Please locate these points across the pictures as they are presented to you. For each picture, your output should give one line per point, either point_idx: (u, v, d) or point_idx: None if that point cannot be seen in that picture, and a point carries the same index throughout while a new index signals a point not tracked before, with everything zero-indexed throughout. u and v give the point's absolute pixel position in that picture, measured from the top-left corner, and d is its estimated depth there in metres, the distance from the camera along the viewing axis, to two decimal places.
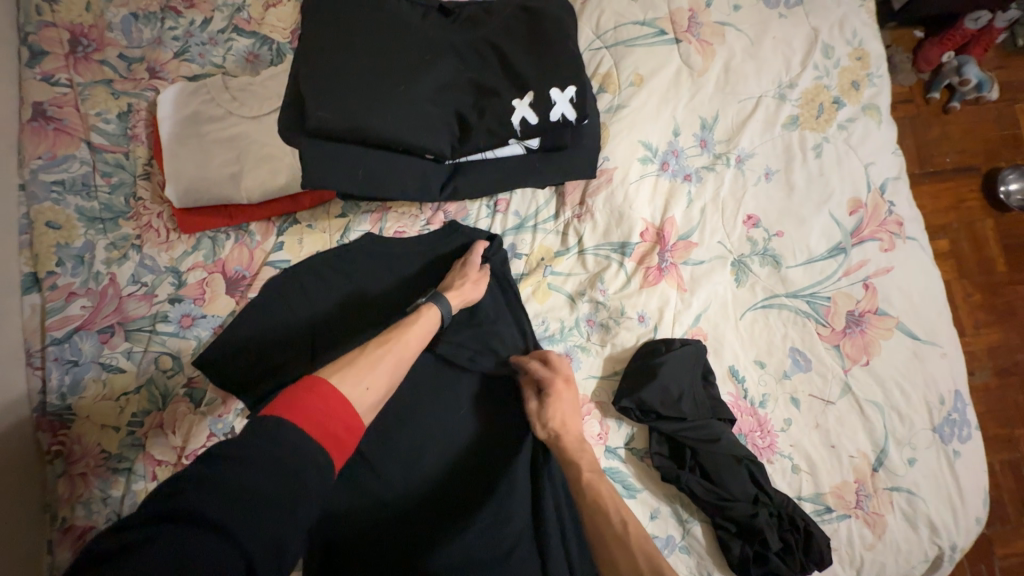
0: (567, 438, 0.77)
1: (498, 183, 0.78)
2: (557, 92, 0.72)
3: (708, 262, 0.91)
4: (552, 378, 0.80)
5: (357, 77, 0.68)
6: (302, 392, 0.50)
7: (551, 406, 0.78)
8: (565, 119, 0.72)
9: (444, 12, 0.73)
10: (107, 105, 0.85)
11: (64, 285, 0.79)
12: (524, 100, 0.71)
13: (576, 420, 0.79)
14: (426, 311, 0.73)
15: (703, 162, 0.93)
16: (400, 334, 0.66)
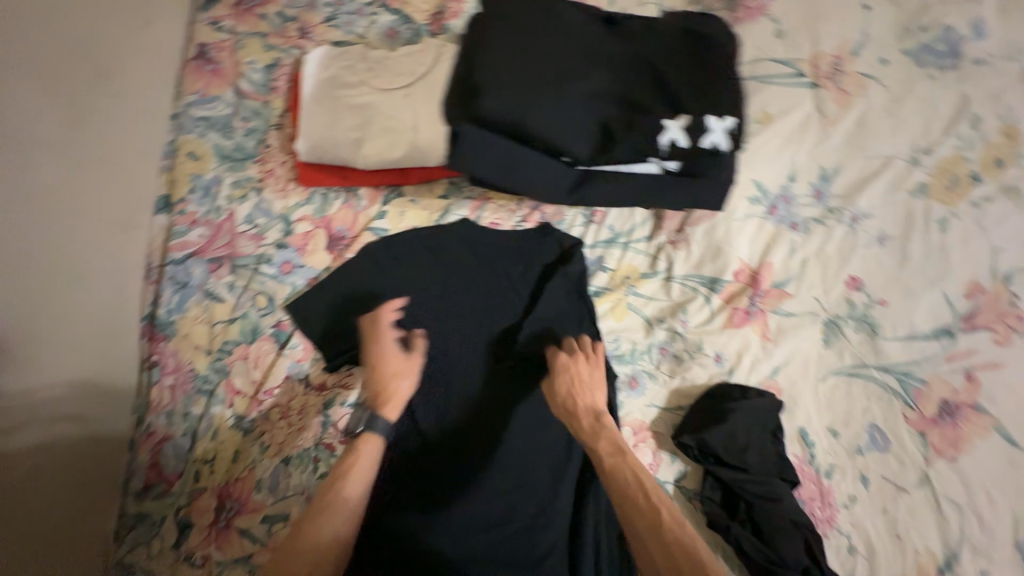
0: (584, 421, 0.70)
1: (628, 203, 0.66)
2: (716, 119, 0.65)
3: (799, 315, 0.88)
4: (567, 360, 0.75)
5: (507, 78, 0.65)
6: None
7: (561, 384, 0.74)
8: (717, 149, 0.64)
9: (609, 22, 0.70)
10: (259, 56, 0.92)
11: (190, 213, 0.86)
12: (675, 121, 0.65)
13: (593, 397, 0.72)
14: (365, 443, 0.67)
15: (815, 213, 0.89)
16: (337, 490, 0.63)
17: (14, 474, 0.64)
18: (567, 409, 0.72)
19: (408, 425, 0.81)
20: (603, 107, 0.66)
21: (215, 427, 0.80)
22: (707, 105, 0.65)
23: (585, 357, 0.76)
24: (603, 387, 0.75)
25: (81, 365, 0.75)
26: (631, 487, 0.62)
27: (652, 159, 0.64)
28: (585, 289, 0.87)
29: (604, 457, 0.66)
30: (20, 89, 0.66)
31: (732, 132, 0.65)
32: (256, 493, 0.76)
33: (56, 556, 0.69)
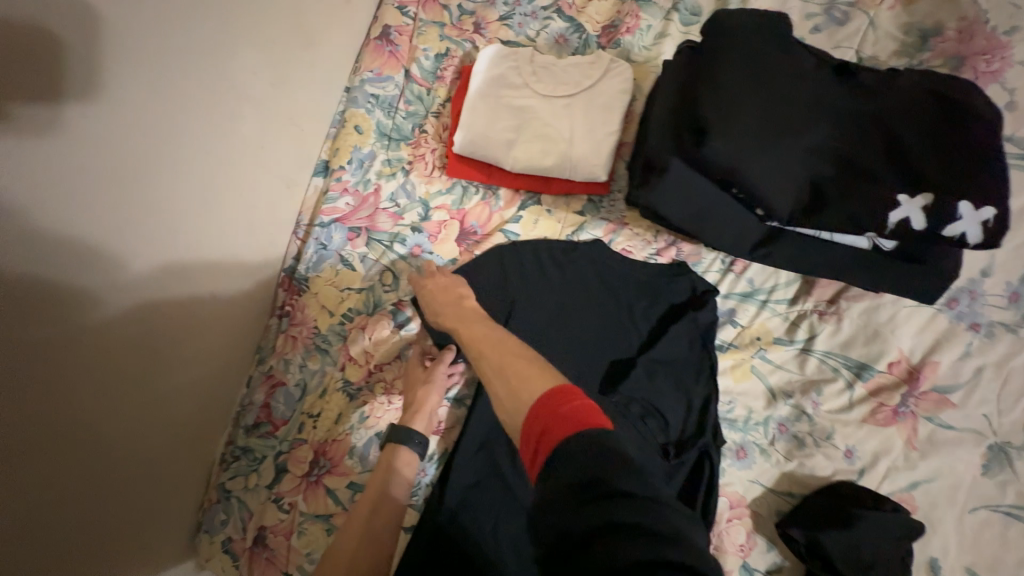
0: (440, 314, 0.76)
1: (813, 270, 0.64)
2: (969, 208, 0.54)
3: (959, 430, 0.76)
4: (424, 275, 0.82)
5: (744, 115, 0.57)
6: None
7: (425, 286, 0.81)
8: (960, 242, 0.54)
9: (839, 71, 0.61)
10: (434, 44, 0.95)
11: (343, 181, 0.91)
12: (914, 199, 0.55)
13: (455, 286, 0.79)
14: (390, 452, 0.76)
15: (1005, 318, 0.76)
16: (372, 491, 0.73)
17: (167, 388, 0.73)
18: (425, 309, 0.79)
19: (499, 431, 0.81)
20: (820, 168, 0.58)
21: (325, 385, 0.84)
22: (963, 185, 0.54)
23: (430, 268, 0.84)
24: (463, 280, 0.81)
25: (220, 303, 0.80)
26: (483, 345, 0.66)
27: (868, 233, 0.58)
28: (709, 341, 0.81)
29: (463, 332, 0.70)
30: (239, 48, 0.74)
31: (986, 226, 0.54)
32: (348, 458, 0.79)
33: (167, 471, 0.76)
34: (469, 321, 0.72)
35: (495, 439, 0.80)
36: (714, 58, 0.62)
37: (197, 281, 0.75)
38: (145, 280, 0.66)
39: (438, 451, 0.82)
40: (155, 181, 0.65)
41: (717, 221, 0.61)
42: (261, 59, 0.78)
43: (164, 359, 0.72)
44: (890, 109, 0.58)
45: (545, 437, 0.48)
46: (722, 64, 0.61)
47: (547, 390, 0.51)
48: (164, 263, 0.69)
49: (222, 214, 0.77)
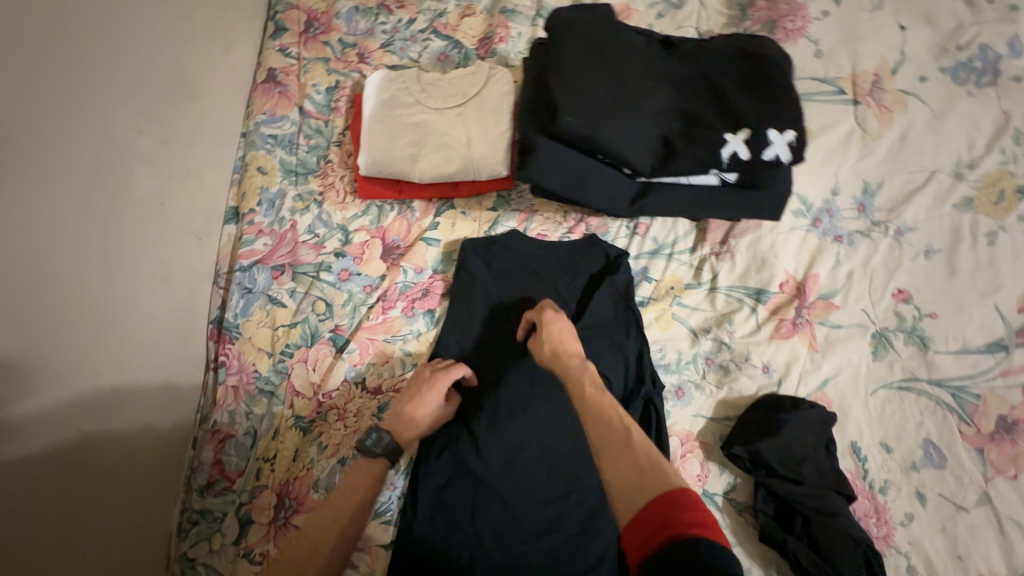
0: (555, 345, 0.74)
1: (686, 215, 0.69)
2: (778, 132, 0.64)
3: (847, 327, 0.88)
4: (539, 312, 0.79)
5: (590, 92, 0.66)
6: None
7: (548, 321, 0.77)
8: (778, 161, 0.65)
9: (665, 45, 0.72)
10: (322, 79, 0.99)
11: (257, 223, 0.91)
12: (737, 135, 0.65)
13: (570, 342, 0.75)
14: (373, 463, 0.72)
15: (859, 226, 0.91)
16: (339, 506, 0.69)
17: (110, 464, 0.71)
18: (535, 339, 0.77)
19: (458, 428, 0.84)
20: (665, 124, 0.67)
21: (275, 426, 0.83)
22: (768, 117, 0.65)
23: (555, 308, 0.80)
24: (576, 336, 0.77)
25: (147, 378, 0.78)
26: (606, 403, 0.63)
27: (712, 170, 0.66)
28: (631, 299, 0.89)
29: (586, 389, 0.66)
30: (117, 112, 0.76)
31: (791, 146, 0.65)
32: (314, 492, 0.78)
33: (130, 548, 0.74)
34: (578, 359, 0.71)
35: (456, 436, 0.83)
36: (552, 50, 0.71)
37: (109, 365, 0.73)
38: (66, 395, 0.67)
39: (406, 464, 0.84)
40: (45, 267, 0.66)
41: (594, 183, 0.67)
42: (143, 116, 0.80)
43: (107, 437, 0.71)
44: (706, 73, 0.69)
45: (656, 537, 0.47)
46: (560, 54, 0.69)
47: (669, 486, 0.50)
48: (69, 361, 0.68)
49: (128, 288, 0.77)
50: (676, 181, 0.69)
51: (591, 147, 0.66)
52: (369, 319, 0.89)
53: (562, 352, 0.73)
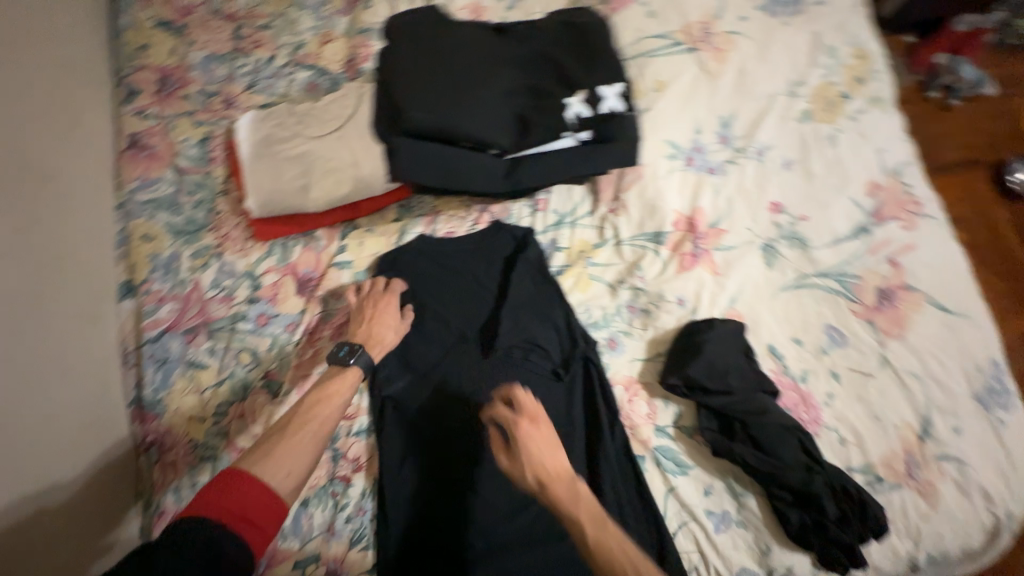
0: (540, 471, 0.64)
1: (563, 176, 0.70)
2: (606, 87, 0.72)
3: (739, 247, 0.97)
4: (512, 428, 0.67)
5: (435, 90, 0.71)
6: (218, 488, 0.59)
7: (524, 440, 0.66)
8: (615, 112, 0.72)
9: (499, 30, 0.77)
10: (191, 132, 0.97)
11: (155, 291, 0.88)
12: (575, 97, 0.72)
13: (553, 460, 0.66)
14: (347, 371, 0.75)
15: (726, 156, 1.01)
16: (317, 409, 0.69)
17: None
18: (512, 463, 0.66)
19: (415, 435, 0.85)
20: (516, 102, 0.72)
21: None
22: (598, 74, 0.73)
23: (527, 416, 0.69)
24: (558, 443, 0.68)
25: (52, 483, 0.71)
26: (612, 546, 0.59)
27: (566, 131, 0.71)
28: (546, 271, 0.94)
29: (587, 531, 0.61)
30: None
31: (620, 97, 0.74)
32: (283, 542, 0.79)
33: None
34: (566, 487, 0.63)
35: (413, 444, 0.84)
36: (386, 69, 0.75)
37: (26, 479, 0.68)
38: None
39: (369, 486, 0.83)
40: None
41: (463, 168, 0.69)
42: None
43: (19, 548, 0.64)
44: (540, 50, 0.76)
45: None
46: (395, 70, 0.74)
47: None
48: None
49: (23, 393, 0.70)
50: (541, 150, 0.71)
51: (457, 138, 0.69)
52: (299, 355, 0.87)
53: (549, 481, 0.64)
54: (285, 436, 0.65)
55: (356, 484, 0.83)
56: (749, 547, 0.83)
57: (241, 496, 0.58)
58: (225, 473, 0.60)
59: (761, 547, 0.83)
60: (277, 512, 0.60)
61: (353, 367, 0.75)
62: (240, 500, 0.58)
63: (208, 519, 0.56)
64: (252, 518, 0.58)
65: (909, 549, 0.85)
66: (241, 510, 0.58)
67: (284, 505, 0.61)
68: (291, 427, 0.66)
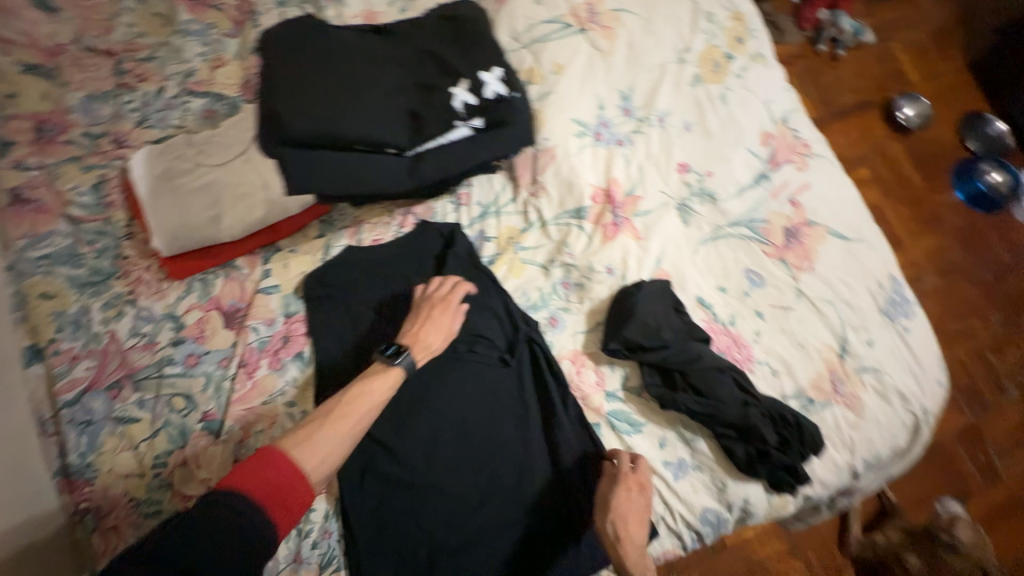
0: (624, 522, 0.79)
1: (463, 165, 0.73)
2: (486, 73, 0.76)
3: (656, 211, 1.02)
4: (619, 474, 0.82)
5: (319, 98, 0.72)
6: (254, 466, 0.65)
7: (622, 490, 0.81)
8: (500, 96, 0.76)
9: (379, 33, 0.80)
10: (82, 178, 0.91)
11: (66, 350, 0.82)
12: (459, 86, 0.75)
13: (637, 534, 0.79)
14: (390, 369, 0.79)
15: (631, 127, 1.06)
16: (357, 404, 0.75)
17: None
18: (602, 504, 0.81)
19: (371, 447, 0.84)
20: (404, 98, 0.75)
21: None
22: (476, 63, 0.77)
23: (636, 480, 0.82)
24: (645, 520, 0.81)
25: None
26: None
27: (457, 121, 0.74)
28: (478, 262, 0.96)
29: None
30: None
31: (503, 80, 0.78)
32: None
33: None
34: (637, 552, 0.78)
35: (371, 455, 0.84)
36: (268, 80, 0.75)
37: None
38: None
39: (332, 506, 0.82)
40: None
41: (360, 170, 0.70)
42: None
43: None
44: (423, 47, 0.79)
45: None
46: (276, 79, 0.74)
47: None
48: None
49: None
50: (438, 142, 0.74)
51: (351, 140, 0.71)
52: (237, 390, 0.84)
53: (627, 537, 0.78)
54: (325, 426, 0.72)
55: (318, 508, 0.81)
56: (708, 488, 0.88)
57: (277, 476, 0.65)
58: (267, 453, 0.67)
59: (718, 485, 0.88)
60: (303, 500, 0.67)
61: (398, 366, 0.79)
62: (276, 482, 0.65)
63: (248, 493, 0.63)
64: (283, 502, 0.65)
65: (846, 458, 0.93)
66: (277, 490, 0.65)
67: (310, 492, 0.68)
68: (333, 417, 0.73)
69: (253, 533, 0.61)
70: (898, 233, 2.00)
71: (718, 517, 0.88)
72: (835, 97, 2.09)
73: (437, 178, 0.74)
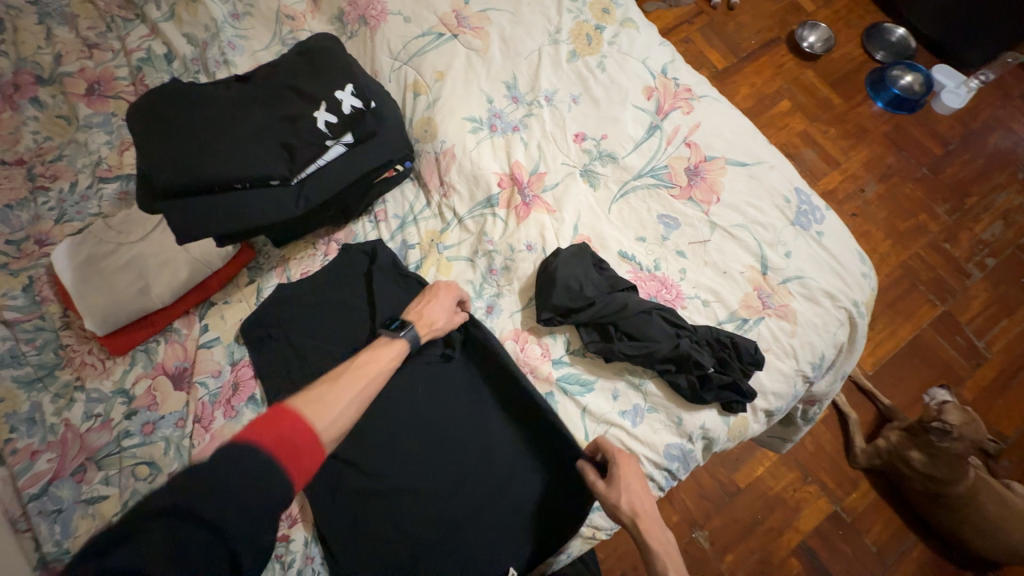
0: (632, 502, 0.82)
1: (344, 177, 0.89)
2: (340, 93, 0.89)
3: (563, 182, 1.07)
4: (612, 458, 0.85)
5: (191, 151, 0.83)
6: (268, 421, 0.66)
7: (620, 472, 0.83)
8: (357, 108, 0.90)
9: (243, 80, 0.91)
10: (12, 283, 0.94)
11: (24, 447, 0.83)
12: (320, 109, 0.89)
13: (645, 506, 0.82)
14: (392, 343, 0.85)
15: (523, 112, 1.11)
16: (369, 366, 0.80)
17: None
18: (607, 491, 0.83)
19: (337, 465, 0.88)
20: (275, 133, 0.86)
21: None
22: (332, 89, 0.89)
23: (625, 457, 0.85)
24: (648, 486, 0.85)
25: None
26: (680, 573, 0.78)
27: (327, 141, 0.88)
28: (402, 269, 1.00)
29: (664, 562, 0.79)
30: None
31: (357, 95, 0.91)
32: None
33: None
34: (655, 524, 0.81)
35: (339, 472, 0.87)
36: (142, 146, 0.84)
37: None
38: None
39: (310, 533, 0.85)
40: None
41: (249, 206, 0.83)
42: None
43: None
44: (285, 86, 0.90)
45: None
46: (149, 143, 0.84)
47: None
48: None
49: None
50: (317, 165, 0.89)
51: (229, 181, 0.82)
52: (196, 445, 0.86)
53: (641, 509, 0.82)
54: (341, 382, 0.76)
55: (297, 538, 0.84)
56: (666, 425, 0.92)
57: (291, 432, 0.66)
58: (279, 409, 0.68)
59: (674, 420, 0.92)
60: (315, 460, 0.67)
61: (399, 339, 0.86)
62: (290, 436, 0.66)
63: (262, 446, 0.63)
64: (296, 458, 0.65)
65: (791, 365, 0.98)
66: (283, 443, 0.65)
67: (321, 450, 0.68)
68: (350, 376, 0.77)
69: (270, 482, 0.62)
70: (831, 152, 2.06)
71: (683, 450, 0.92)
72: (741, 41, 2.18)
73: (322, 199, 0.88)
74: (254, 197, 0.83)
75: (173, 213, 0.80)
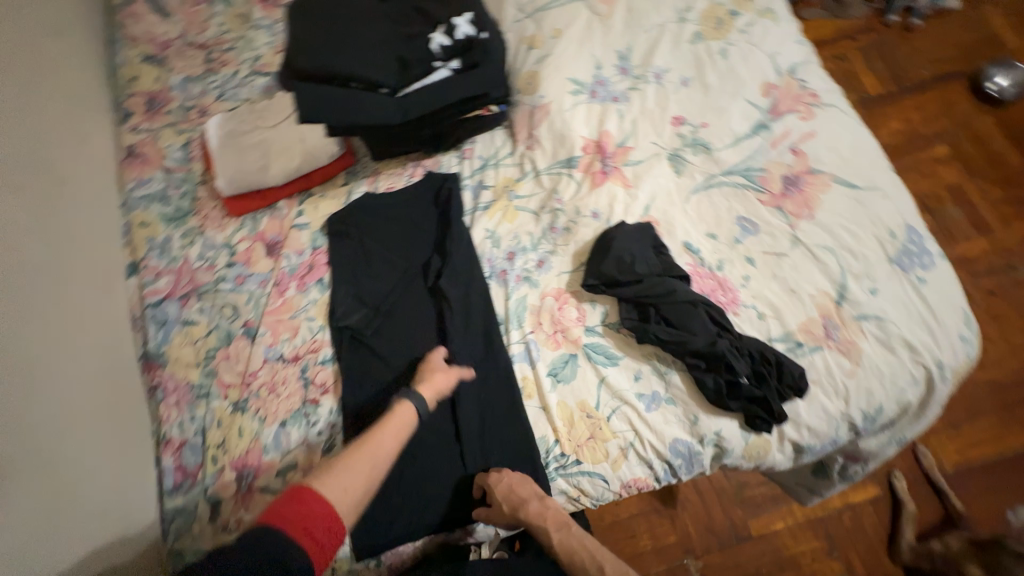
0: (513, 500, 0.85)
1: (438, 98, 0.98)
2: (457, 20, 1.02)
3: (647, 160, 1.06)
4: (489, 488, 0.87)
5: (327, 46, 1.00)
6: (286, 500, 0.70)
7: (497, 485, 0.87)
8: (468, 37, 1.01)
9: None
10: (175, 139, 1.18)
11: (153, 266, 1.07)
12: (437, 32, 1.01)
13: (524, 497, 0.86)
14: (399, 408, 0.86)
15: (628, 85, 1.11)
16: (375, 441, 0.81)
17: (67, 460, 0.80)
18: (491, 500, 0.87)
19: (370, 358, 0.98)
20: (394, 46, 1.00)
21: (218, 417, 0.95)
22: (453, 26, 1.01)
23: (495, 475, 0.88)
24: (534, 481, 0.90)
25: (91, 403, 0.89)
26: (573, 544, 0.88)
27: (436, 62, 1.00)
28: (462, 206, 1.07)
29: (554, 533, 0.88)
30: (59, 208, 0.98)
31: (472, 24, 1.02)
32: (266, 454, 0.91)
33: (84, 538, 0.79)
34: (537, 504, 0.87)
35: (369, 362, 0.97)
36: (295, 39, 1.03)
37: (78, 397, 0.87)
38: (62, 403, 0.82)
39: (336, 405, 0.94)
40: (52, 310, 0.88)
41: (356, 104, 0.95)
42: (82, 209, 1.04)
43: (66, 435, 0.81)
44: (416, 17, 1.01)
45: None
46: (300, 37, 1.02)
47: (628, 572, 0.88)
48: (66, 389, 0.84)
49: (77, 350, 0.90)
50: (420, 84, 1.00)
51: (348, 77, 0.97)
52: (270, 304, 1.02)
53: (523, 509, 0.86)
54: (348, 458, 0.77)
55: (325, 404, 0.94)
56: (680, 419, 0.91)
57: (308, 513, 0.69)
58: (298, 490, 0.71)
59: (690, 417, 0.90)
60: (334, 532, 0.70)
61: (405, 404, 0.86)
62: (306, 514, 0.69)
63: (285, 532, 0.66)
64: (315, 537, 0.68)
65: (838, 406, 0.90)
66: (303, 523, 0.68)
67: (336, 527, 0.70)
68: (358, 454, 0.78)
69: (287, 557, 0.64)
70: (985, 214, 1.76)
71: (689, 450, 0.90)
72: (909, 69, 1.92)
73: (415, 113, 0.98)
74: (361, 98, 0.95)
75: (298, 96, 0.95)
